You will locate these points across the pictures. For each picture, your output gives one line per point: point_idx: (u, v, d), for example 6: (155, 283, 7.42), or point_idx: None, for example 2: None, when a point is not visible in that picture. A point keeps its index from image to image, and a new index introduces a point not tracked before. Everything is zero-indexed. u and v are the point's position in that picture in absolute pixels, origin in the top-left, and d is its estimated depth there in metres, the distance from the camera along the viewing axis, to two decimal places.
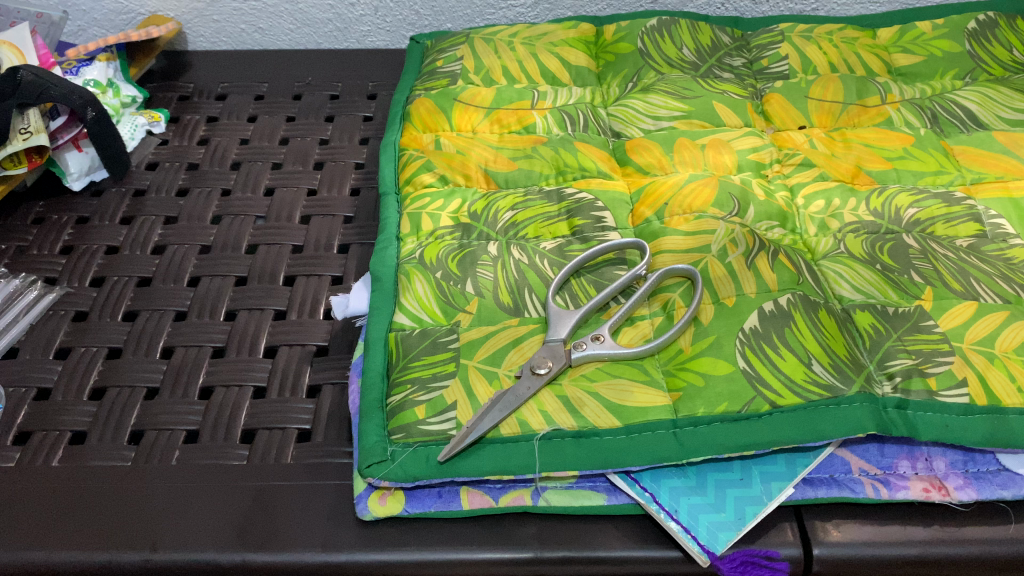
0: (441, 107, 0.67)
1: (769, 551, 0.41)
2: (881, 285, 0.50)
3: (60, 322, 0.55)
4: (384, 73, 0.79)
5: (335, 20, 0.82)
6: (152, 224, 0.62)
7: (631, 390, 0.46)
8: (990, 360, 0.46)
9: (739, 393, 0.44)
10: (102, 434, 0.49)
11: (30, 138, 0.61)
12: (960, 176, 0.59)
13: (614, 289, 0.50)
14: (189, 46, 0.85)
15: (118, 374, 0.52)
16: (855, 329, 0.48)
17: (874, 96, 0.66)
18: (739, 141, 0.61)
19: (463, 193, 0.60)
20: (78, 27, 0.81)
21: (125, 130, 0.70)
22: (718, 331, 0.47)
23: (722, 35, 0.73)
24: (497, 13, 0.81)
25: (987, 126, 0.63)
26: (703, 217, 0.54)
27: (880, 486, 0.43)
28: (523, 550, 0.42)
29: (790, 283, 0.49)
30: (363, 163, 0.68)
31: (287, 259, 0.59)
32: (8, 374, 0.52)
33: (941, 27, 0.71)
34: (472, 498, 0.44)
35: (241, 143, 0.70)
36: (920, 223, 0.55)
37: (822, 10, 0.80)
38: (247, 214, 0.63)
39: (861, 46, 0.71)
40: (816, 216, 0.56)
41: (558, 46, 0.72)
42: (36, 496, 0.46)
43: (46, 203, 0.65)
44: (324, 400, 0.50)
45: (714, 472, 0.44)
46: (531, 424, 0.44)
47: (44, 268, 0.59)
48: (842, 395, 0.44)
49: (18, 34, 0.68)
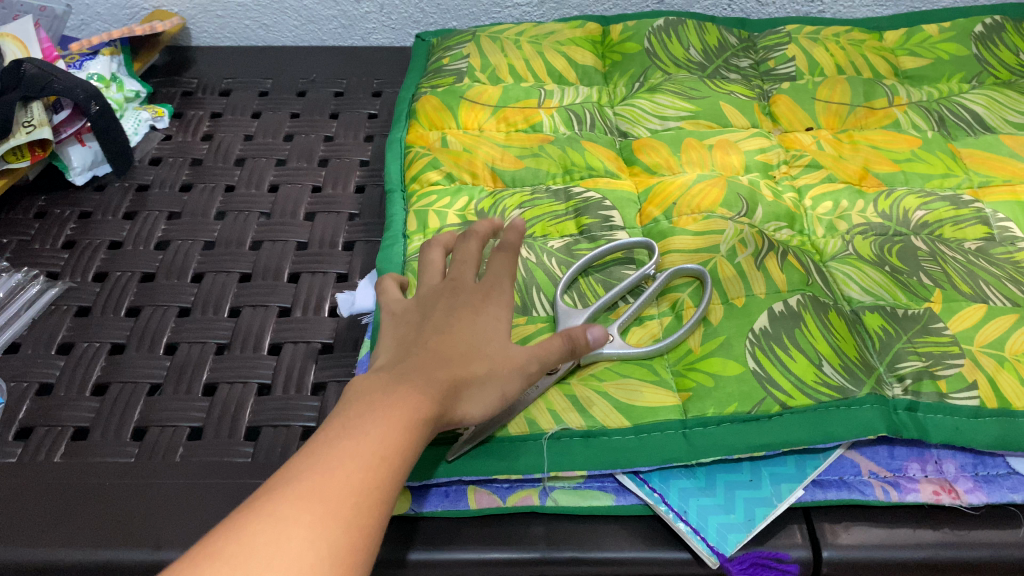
0: (448, 105, 0.66)
1: (778, 553, 0.41)
2: (890, 287, 0.50)
3: (62, 317, 0.55)
4: (388, 71, 0.79)
5: (339, 18, 0.82)
6: (156, 219, 0.62)
7: (641, 390, 0.45)
8: (1000, 362, 0.46)
9: (750, 393, 0.44)
10: (105, 430, 0.48)
11: (33, 132, 0.61)
12: (968, 179, 0.59)
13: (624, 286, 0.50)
14: (192, 41, 0.84)
15: (122, 370, 0.51)
16: (864, 331, 0.48)
17: (881, 98, 0.66)
18: (746, 142, 0.61)
19: (470, 191, 0.60)
20: (81, 21, 0.81)
21: (129, 125, 0.70)
22: (727, 331, 0.47)
23: (729, 36, 0.73)
24: (502, 12, 0.81)
25: (994, 129, 0.63)
26: (712, 217, 0.54)
27: (890, 489, 0.43)
28: (531, 550, 0.42)
29: (800, 284, 0.49)
30: (368, 160, 0.68)
31: (292, 256, 0.58)
32: (9, 368, 0.52)
33: (948, 30, 0.71)
34: (479, 497, 0.43)
35: (245, 140, 0.70)
36: (929, 225, 0.55)
37: (829, 11, 0.80)
38: (252, 210, 0.62)
39: (868, 48, 0.71)
40: (824, 218, 0.56)
41: (565, 45, 0.72)
42: (37, 492, 0.45)
43: (48, 198, 0.65)
44: (330, 397, 0.50)
45: (723, 473, 0.44)
46: (540, 424, 0.44)
47: (46, 263, 0.59)
48: (853, 397, 0.44)
49: (21, 27, 0.68)
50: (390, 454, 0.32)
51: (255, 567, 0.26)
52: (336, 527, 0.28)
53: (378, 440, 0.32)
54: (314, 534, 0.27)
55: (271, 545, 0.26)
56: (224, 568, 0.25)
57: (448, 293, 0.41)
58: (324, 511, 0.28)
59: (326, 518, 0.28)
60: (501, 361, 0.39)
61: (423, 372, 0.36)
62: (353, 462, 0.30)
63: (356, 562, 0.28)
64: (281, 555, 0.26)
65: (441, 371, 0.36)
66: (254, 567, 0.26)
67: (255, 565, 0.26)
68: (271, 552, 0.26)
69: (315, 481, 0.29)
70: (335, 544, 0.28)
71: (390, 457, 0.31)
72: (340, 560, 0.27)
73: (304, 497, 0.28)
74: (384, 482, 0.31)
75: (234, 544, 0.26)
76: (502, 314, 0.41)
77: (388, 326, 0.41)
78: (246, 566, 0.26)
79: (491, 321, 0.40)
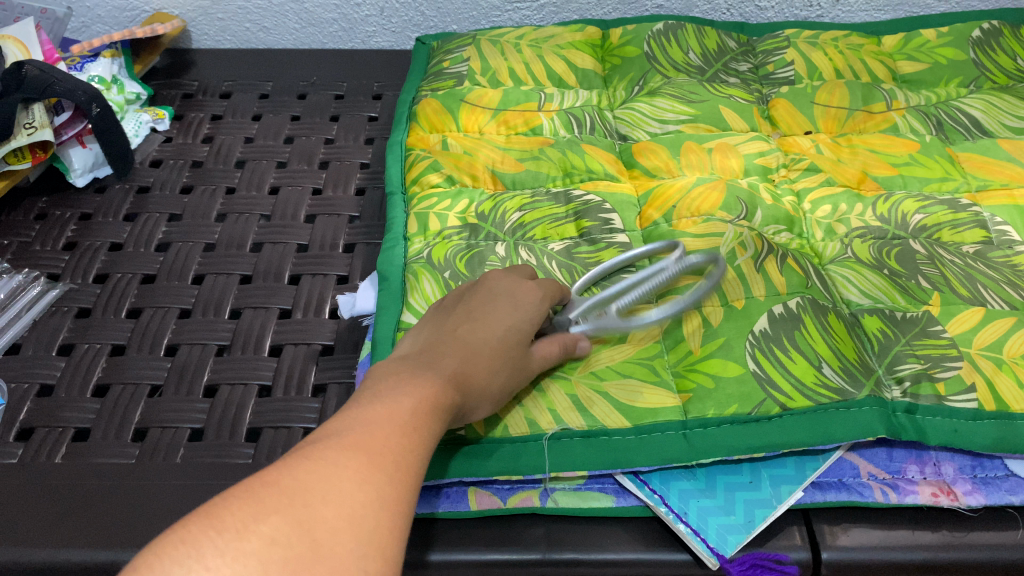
0: (448, 107, 0.67)
1: (778, 555, 0.41)
2: (889, 291, 0.50)
3: (63, 318, 0.55)
4: (388, 74, 0.79)
5: (340, 20, 0.82)
6: (156, 221, 0.62)
7: (641, 391, 0.46)
8: (998, 365, 0.46)
9: (749, 394, 0.44)
10: (105, 431, 0.48)
11: (35, 134, 0.61)
12: (965, 183, 0.59)
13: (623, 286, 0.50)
14: (192, 44, 0.84)
15: (123, 371, 0.51)
16: (863, 334, 0.48)
17: (879, 102, 0.66)
18: (746, 145, 0.61)
19: (470, 193, 0.60)
20: (82, 23, 0.81)
21: (129, 127, 0.70)
22: (727, 333, 0.47)
23: (728, 40, 0.73)
24: (502, 15, 0.81)
25: (991, 133, 0.63)
26: (711, 220, 0.54)
27: (888, 491, 0.43)
28: (531, 551, 0.42)
29: (799, 287, 0.49)
30: (369, 163, 0.68)
31: (292, 258, 0.59)
32: (10, 370, 0.52)
33: (945, 35, 0.72)
34: (479, 498, 0.43)
35: (246, 142, 0.70)
36: (927, 229, 0.55)
37: (828, 16, 0.80)
38: (252, 213, 0.62)
39: (866, 52, 0.71)
40: (823, 221, 0.56)
41: (564, 49, 0.72)
42: (38, 493, 0.45)
43: (49, 199, 0.65)
44: (330, 399, 0.50)
45: (723, 474, 0.44)
46: (540, 424, 0.44)
47: (47, 264, 0.59)
48: (852, 399, 0.44)
49: (23, 29, 0.68)
50: (425, 424, 0.32)
51: (312, 499, 0.25)
52: (384, 475, 0.28)
53: (413, 410, 0.32)
54: (364, 478, 0.27)
55: (326, 482, 0.26)
56: (283, 497, 0.25)
57: (485, 293, 0.42)
58: (372, 458, 0.28)
59: (374, 465, 0.28)
60: (517, 369, 0.41)
61: (449, 358, 0.37)
62: (393, 425, 0.30)
63: (404, 512, 0.28)
64: (335, 492, 0.26)
65: (467, 368, 0.37)
66: (312, 499, 0.25)
67: (312, 497, 0.25)
68: (327, 486, 0.26)
69: (359, 434, 0.29)
70: (382, 489, 0.27)
71: (424, 428, 0.32)
72: (389, 505, 0.27)
73: (354, 446, 0.28)
74: (423, 447, 0.31)
75: (290, 479, 0.26)
76: (533, 321, 0.42)
77: (432, 310, 0.43)
78: (305, 497, 0.25)
79: (521, 328, 0.41)
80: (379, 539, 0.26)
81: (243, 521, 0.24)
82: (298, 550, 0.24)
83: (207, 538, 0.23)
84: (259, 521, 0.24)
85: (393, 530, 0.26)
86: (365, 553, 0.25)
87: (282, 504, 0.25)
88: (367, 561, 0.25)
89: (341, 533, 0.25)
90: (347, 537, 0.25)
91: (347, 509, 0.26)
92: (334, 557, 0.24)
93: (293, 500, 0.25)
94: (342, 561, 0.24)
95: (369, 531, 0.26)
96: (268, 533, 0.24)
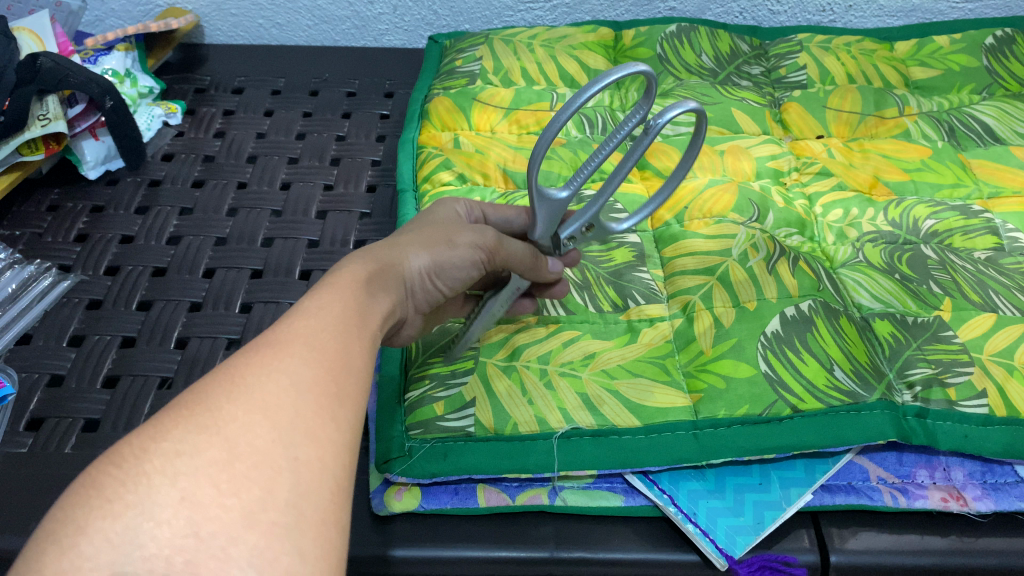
0: (460, 106, 0.67)
1: (786, 556, 0.41)
2: (900, 295, 0.50)
3: (74, 310, 0.55)
4: (401, 73, 0.79)
5: (352, 18, 0.82)
6: (167, 214, 0.62)
7: (652, 390, 0.46)
8: (1009, 371, 0.46)
9: (760, 396, 0.45)
10: (115, 422, 0.49)
11: (48, 125, 0.61)
12: (978, 190, 0.59)
13: (632, 121, 0.38)
14: (205, 39, 0.85)
15: (132, 363, 0.51)
16: (874, 337, 0.48)
17: (892, 108, 0.66)
18: (758, 148, 0.61)
19: (481, 192, 0.60)
20: (96, 17, 0.81)
21: (142, 121, 0.70)
22: (739, 333, 0.47)
23: (741, 44, 0.73)
24: (515, 15, 0.82)
25: (1004, 141, 0.63)
26: (723, 221, 0.55)
27: (897, 495, 0.43)
28: (538, 549, 0.42)
29: (811, 289, 0.50)
30: (380, 160, 0.68)
31: (303, 253, 0.59)
32: (19, 360, 0.52)
33: (958, 42, 0.72)
34: (487, 496, 0.43)
35: (257, 137, 0.70)
36: (938, 234, 0.55)
37: (840, 21, 0.81)
38: (263, 207, 0.63)
39: (879, 57, 0.71)
40: (834, 225, 0.56)
41: (577, 49, 0.72)
42: (47, 483, 0.46)
43: (61, 191, 0.65)
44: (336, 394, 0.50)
45: (733, 476, 0.44)
46: (550, 422, 0.44)
47: (59, 256, 0.59)
48: (863, 403, 0.44)
49: (38, 21, 0.69)
50: (332, 303, 0.30)
51: (216, 403, 0.23)
52: (293, 357, 0.26)
53: (316, 299, 0.30)
54: (272, 369, 0.25)
55: (227, 384, 0.24)
56: (183, 411, 0.23)
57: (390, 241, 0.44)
58: (276, 348, 0.26)
59: (279, 354, 0.26)
60: (444, 229, 0.41)
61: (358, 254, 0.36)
62: (297, 315, 0.28)
63: (332, 389, 0.26)
64: (237, 388, 0.24)
65: (378, 243, 0.38)
66: (214, 404, 0.23)
67: (215, 402, 0.23)
68: (228, 388, 0.24)
69: (264, 339, 0.27)
70: (295, 374, 0.25)
71: (333, 307, 0.30)
72: (309, 387, 0.25)
73: (253, 346, 0.26)
74: (337, 322, 0.29)
75: (190, 396, 0.24)
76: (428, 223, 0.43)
77: None
78: (206, 404, 0.23)
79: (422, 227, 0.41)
80: (306, 425, 0.24)
81: (142, 445, 0.22)
82: (211, 454, 0.22)
83: (107, 474, 0.21)
84: (161, 440, 0.22)
85: (322, 412, 0.25)
86: (292, 443, 0.23)
87: (183, 416, 0.23)
88: (295, 449, 0.23)
89: (256, 427, 0.23)
90: (265, 430, 0.23)
91: (258, 402, 0.24)
92: (253, 453, 0.22)
93: (194, 410, 0.23)
94: (264, 456, 0.22)
95: (290, 417, 0.24)
96: (172, 447, 0.22)
